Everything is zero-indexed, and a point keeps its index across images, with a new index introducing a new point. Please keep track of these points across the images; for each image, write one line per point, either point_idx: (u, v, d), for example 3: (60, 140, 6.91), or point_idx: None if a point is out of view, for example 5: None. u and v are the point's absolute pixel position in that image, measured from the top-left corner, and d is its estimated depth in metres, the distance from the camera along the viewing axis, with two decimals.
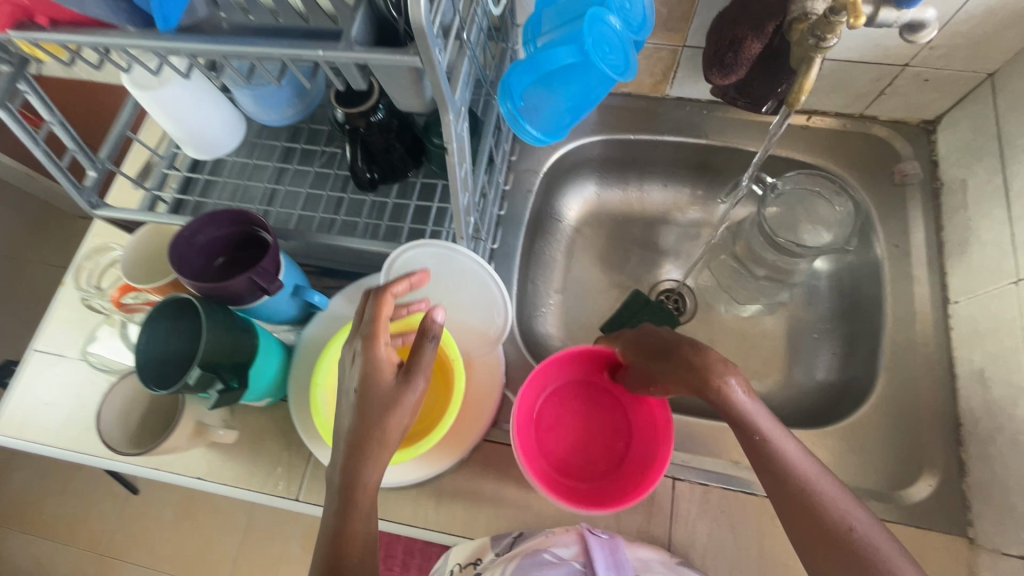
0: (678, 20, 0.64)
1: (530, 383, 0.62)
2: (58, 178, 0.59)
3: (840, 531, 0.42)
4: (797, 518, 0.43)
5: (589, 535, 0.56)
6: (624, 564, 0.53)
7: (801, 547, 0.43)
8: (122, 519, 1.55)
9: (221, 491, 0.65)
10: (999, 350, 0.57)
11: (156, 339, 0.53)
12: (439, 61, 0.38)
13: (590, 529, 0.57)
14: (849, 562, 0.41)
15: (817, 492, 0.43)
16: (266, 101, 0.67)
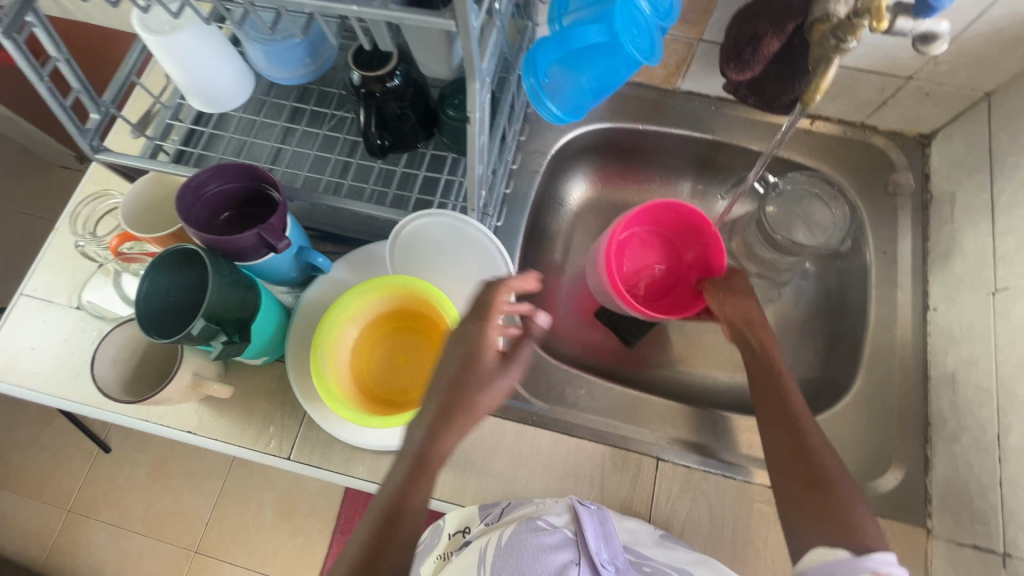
0: (698, 13, 0.65)
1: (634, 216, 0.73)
2: (61, 117, 0.58)
3: (831, 487, 0.51)
4: (797, 468, 0.53)
5: (578, 505, 0.57)
6: (612, 534, 0.55)
7: (791, 500, 0.52)
8: (91, 475, 1.54)
9: (211, 446, 0.65)
10: (971, 356, 0.60)
11: (157, 287, 0.53)
12: (472, 27, 0.38)
13: (579, 500, 0.58)
14: (822, 514, 0.50)
15: (821, 455, 0.53)
16: (279, 58, 0.66)
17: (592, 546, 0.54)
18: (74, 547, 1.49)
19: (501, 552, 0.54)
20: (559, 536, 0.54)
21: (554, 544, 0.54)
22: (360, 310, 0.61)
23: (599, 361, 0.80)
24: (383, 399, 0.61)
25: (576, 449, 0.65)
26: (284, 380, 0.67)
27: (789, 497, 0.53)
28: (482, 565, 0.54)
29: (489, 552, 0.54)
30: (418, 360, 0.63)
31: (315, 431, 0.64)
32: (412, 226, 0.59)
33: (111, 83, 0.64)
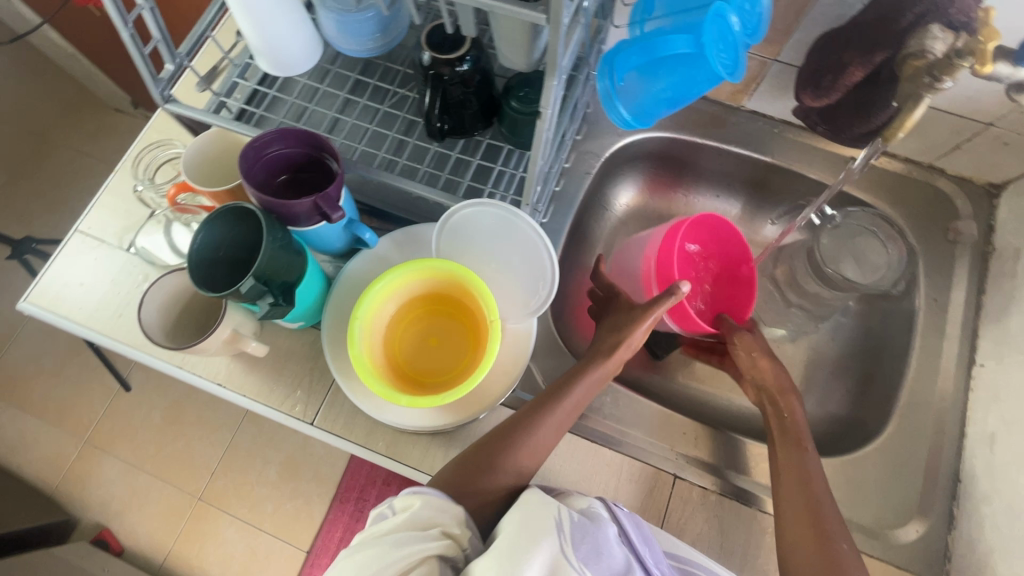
0: (778, 32, 0.63)
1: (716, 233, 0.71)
2: (138, 64, 0.60)
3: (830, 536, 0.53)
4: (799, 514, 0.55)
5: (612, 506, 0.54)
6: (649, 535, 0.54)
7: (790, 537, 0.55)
8: (110, 411, 1.59)
9: (239, 401, 0.67)
10: (1016, 419, 0.58)
11: (210, 241, 0.54)
12: (562, 24, 0.38)
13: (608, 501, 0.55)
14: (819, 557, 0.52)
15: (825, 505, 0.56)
16: (350, 29, 0.67)
17: (641, 550, 0.51)
18: (86, 476, 1.55)
19: (578, 527, 0.49)
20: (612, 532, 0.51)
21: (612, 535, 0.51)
22: (400, 287, 0.61)
23: (624, 370, 0.79)
24: (412, 379, 0.61)
25: (594, 455, 0.64)
26: (316, 347, 0.68)
27: (792, 543, 0.54)
28: (560, 535, 0.48)
29: (567, 525, 0.49)
30: (450, 344, 0.63)
31: (340, 401, 0.65)
32: (463, 213, 0.59)
33: (187, 35, 0.65)
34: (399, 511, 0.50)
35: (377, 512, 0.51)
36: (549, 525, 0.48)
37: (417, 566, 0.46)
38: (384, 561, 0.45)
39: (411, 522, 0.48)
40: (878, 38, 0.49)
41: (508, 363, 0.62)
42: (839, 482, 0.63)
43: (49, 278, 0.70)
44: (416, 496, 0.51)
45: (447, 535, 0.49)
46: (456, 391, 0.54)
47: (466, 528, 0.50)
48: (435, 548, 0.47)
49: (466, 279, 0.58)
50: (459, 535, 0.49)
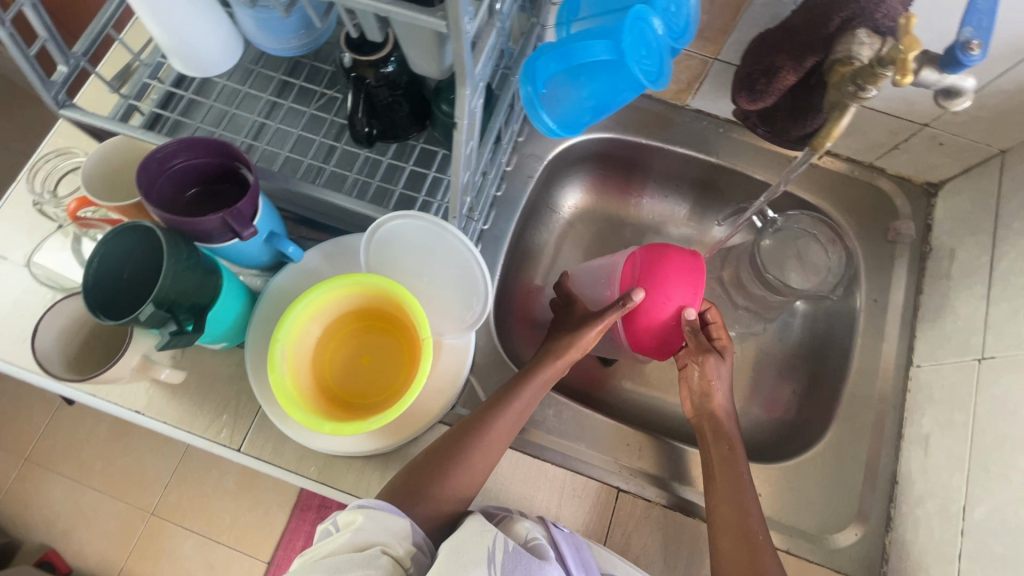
0: (716, 31, 0.61)
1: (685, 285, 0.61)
2: (22, 66, 0.54)
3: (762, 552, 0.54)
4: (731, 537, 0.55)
5: (555, 528, 0.53)
6: (589, 560, 0.52)
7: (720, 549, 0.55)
8: (51, 426, 1.50)
9: (159, 429, 0.62)
10: (948, 421, 0.59)
11: (108, 262, 0.49)
12: (466, 30, 0.35)
13: (554, 523, 0.54)
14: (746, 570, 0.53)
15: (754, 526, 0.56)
16: (271, 26, 0.62)
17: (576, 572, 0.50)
18: (26, 496, 1.46)
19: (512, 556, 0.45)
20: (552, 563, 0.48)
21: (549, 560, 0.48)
22: (328, 304, 0.57)
23: (572, 377, 0.77)
24: (342, 401, 0.58)
25: (537, 471, 0.63)
26: (242, 369, 0.64)
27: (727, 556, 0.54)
28: (491, 567, 0.44)
29: (499, 555, 0.45)
30: (383, 363, 0.60)
31: (268, 425, 0.62)
32: (391, 226, 0.56)
33: (84, 33, 0.60)
34: (341, 530, 0.46)
35: (321, 532, 0.48)
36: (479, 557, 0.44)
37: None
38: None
39: (351, 545, 0.44)
40: (806, 43, 0.47)
41: (444, 380, 0.59)
42: (782, 489, 0.63)
43: None
44: (360, 511, 0.47)
45: (392, 553, 0.45)
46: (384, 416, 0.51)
47: (410, 547, 0.47)
48: (378, 565, 0.43)
49: (397, 294, 0.55)
50: (404, 555, 0.46)
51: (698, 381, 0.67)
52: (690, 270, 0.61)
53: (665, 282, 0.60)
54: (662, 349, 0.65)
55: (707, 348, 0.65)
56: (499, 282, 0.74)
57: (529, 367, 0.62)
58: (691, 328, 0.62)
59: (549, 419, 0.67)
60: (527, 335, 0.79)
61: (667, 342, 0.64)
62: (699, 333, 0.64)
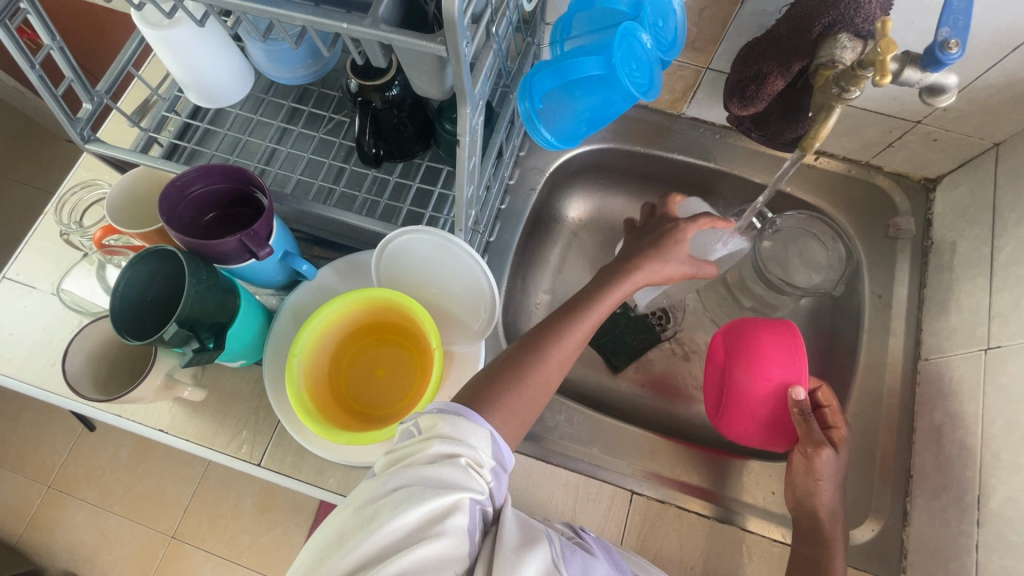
0: (706, 42, 0.64)
1: (781, 363, 0.57)
2: (51, 106, 0.57)
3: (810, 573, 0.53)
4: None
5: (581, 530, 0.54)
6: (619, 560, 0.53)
7: None
8: (74, 453, 1.53)
9: (182, 447, 0.64)
10: (958, 412, 0.59)
11: (134, 286, 0.52)
12: (464, 53, 0.37)
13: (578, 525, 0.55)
14: None
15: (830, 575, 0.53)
16: (280, 58, 0.66)
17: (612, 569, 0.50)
18: (52, 523, 1.49)
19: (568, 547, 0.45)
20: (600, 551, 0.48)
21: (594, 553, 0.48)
22: (342, 318, 0.59)
23: (582, 384, 0.79)
24: (361, 412, 0.60)
25: (550, 476, 0.63)
26: (260, 385, 0.66)
27: None
28: (553, 548, 0.43)
29: (557, 541, 0.44)
30: (397, 374, 0.62)
31: (287, 439, 0.63)
32: (399, 241, 0.58)
33: (107, 72, 0.63)
34: (424, 434, 0.43)
35: (403, 430, 0.45)
36: (540, 536, 0.44)
37: (453, 506, 0.39)
38: (420, 501, 0.38)
39: (439, 454, 0.42)
40: (792, 49, 0.49)
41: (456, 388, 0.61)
42: None
43: None
44: (441, 415, 0.44)
45: (478, 469, 0.43)
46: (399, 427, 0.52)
47: (494, 460, 0.44)
48: (471, 484, 0.41)
49: (405, 306, 0.57)
50: (489, 468, 0.43)
51: (802, 473, 0.58)
52: (790, 347, 0.57)
53: (763, 359, 0.57)
54: (774, 438, 0.60)
55: (821, 440, 0.57)
56: (507, 292, 0.76)
57: (568, 309, 0.58)
58: (799, 411, 0.57)
59: (560, 425, 0.68)
60: None
61: (775, 425, 0.59)
62: (811, 421, 0.57)
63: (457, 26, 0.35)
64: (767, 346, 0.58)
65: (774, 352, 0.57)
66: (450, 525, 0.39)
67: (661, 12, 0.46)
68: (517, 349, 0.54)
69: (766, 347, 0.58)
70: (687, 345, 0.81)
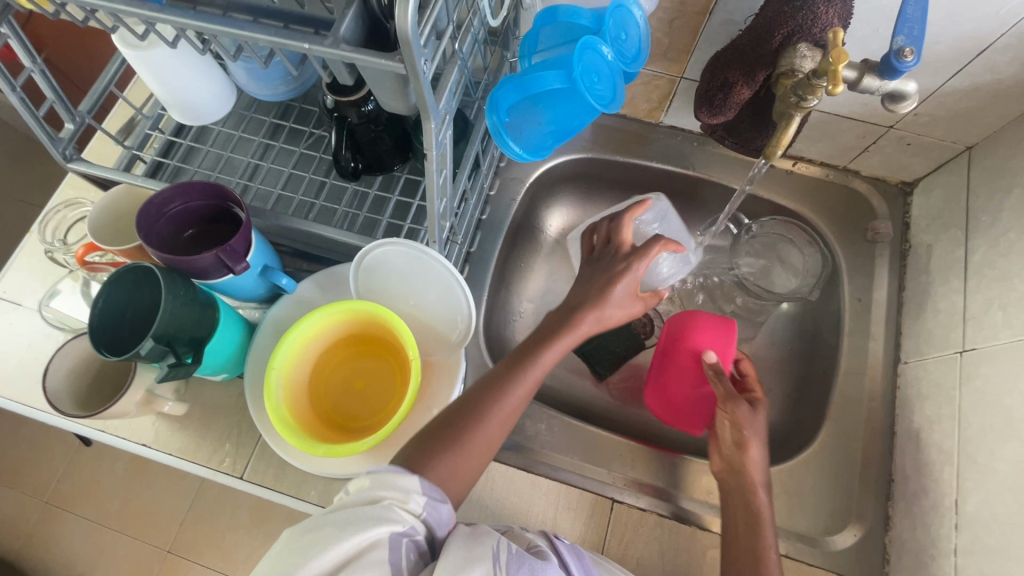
0: (678, 52, 0.65)
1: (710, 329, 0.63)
2: (33, 127, 0.58)
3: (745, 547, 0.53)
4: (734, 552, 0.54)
5: (555, 538, 0.54)
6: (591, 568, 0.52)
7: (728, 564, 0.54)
8: (69, 468, 1.54)
9: (165, 461, 0.65)
10: (936, 415, 0.59)
11: (113, 302, 0.53)
12: (423, 70, 0.38)
13: (553, 533, 0.55)
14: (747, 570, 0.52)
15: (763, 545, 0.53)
16: (260, 76, 0.68)
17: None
18: (47, 539, 1.49)
19: (517, 557, 0.44)
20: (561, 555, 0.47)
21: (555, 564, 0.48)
22: (318, 334, 0.60)
23: (566, 392, 0.79)
24: (339, 425, 0.60)
25: (531, 485, 0.64)
26: (242, 399, 0.66)
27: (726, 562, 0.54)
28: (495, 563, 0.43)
29: (505, 554, 0.44)
30: (376, 387, 0.62)
31: (269, 452, 0.64)
32: (375, 253, 0.59)
33: (89, 93, 0.64)
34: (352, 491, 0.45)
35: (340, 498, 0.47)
36: (483, 553, 0.43)
37: (372, 544, 0.39)
38: (332, 541, 0.39)
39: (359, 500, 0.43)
40: (755, 59, 0.50)
41: (435, 399, 0.61)
42: (776, 493, 0.63)
43: None
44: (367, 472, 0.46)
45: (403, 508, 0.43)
46: (373, 437, 0.52)
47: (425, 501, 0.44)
48: (391, 520, 0.41)
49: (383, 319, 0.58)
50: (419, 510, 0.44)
51: (732, 432, 0.59)
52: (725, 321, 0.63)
53: (698, 331, 0.63)
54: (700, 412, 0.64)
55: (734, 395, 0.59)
56: (489, 302, 0.76)
57: (532, 345, 0.57)
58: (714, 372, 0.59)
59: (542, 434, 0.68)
60: None
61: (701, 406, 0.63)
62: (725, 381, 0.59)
63: (411, 44, 0.35)
64: (702, 319, 0.64)
65: (707, 321, 0.63)
66: (367, 562, 0.39)
67: (623, 24, 0.47)
68: (464, 400, 0.53)
69: (703, 321, 0.64)
70: None
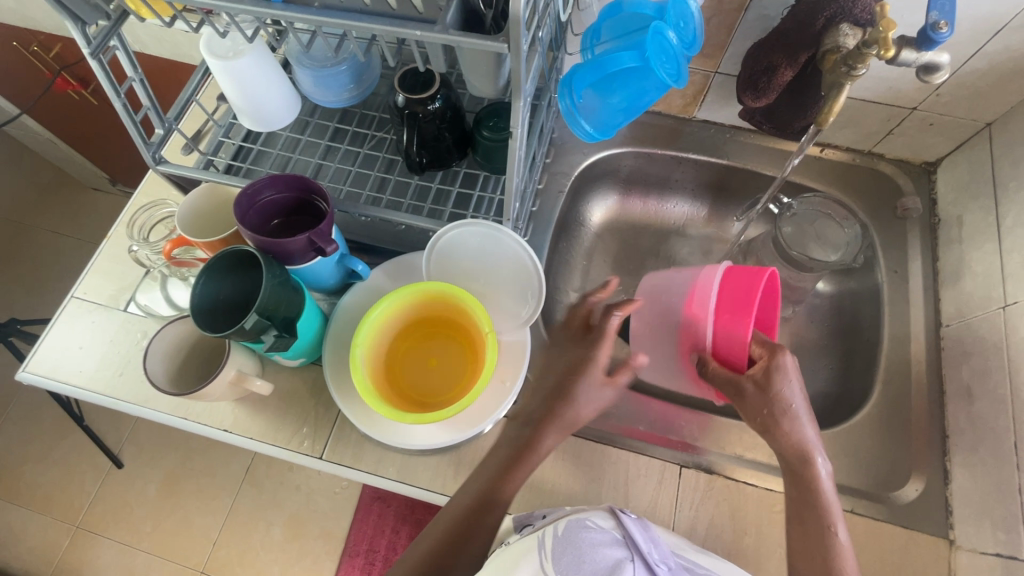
0: (714, 47, 0.71)
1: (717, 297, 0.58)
2: (130, 130, 0.63)
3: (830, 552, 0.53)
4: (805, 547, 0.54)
5: (621, 513, 0.55)
6: (657, 540, 0.53)
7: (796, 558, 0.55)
8: (101, 491, 1.53)
9: (245, 446, 0.67)
10: (984, 369, 0.62)
11: (211, 286, 0.56)
12: (522, 51, 0.43)
13: (619, 508, 0.56)
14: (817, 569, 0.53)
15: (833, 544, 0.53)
16: (326, 82, 0.73)
17: (642, 546, 0.52)
18: (78, 564, 1.48)
19: (560, 541, 0.52)
20: (609, 534, 0.53)
21: (609, 541, 0.52)
22: (397, 312, 0.63)
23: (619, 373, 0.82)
24: (418, 401, 0.63)
25: (600, 454, 0.66)
26: (318, 383, 0.69)
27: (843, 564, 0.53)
28: (541, 554, 0.51)
29: (548, 542, 0.52)
30: (449, 362, 0.65)
31: (347, 432, 0.67)
32: (448, 237, 0.63)
33: (174, 103, 0.70)
34: None
35: None
36: (529, 548, 0.53)
37: None
38: None
39: None
40: (799, 41, 0.55)
41: (506, 373, 0.64)
42: (837, 452, 0.66)
43: (47, 346, 0.71)
44: None
45: None
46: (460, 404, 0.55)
47: None
48: None
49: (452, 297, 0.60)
50: None
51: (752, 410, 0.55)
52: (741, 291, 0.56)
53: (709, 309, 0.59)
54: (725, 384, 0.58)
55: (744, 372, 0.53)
56: None
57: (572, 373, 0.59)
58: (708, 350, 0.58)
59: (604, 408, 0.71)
60: None
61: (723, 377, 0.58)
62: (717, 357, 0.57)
63: (521, 22, 0.40)
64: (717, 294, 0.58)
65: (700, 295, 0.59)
66: None
67: (683, 13, 0.52)
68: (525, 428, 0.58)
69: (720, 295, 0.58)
70: None
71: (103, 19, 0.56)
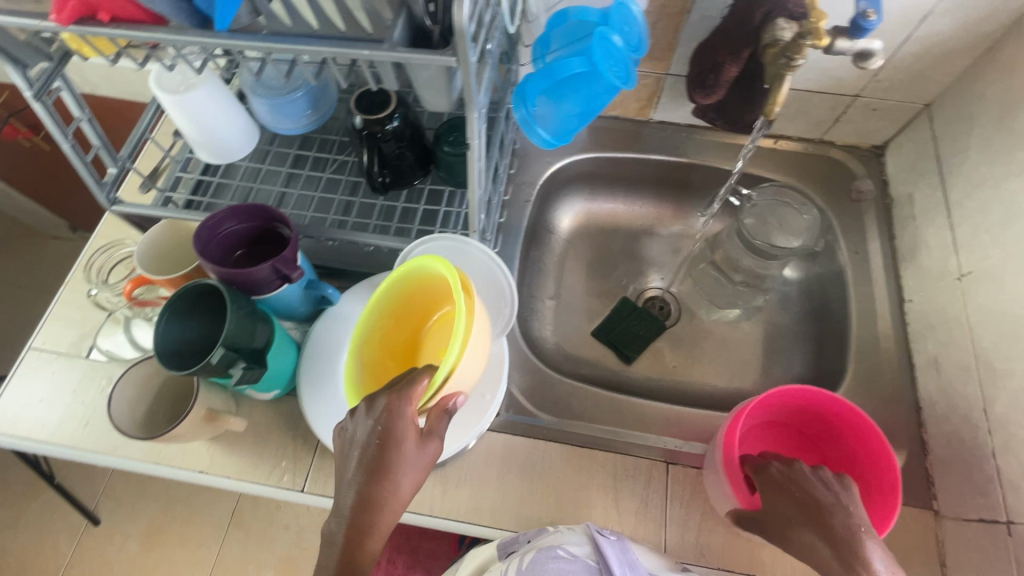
0: (663, 50, 0.73)
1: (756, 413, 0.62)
2: (81, 172, 0.62)
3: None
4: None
5: (599, 536, 0.55)
6: (635, 563, 0.54)
7: None
8: (78, 553, 1.46)
9: (223, 486, 0.65)
10: (948, 339, 0.64)
11: (173, 324, 0.54)
12: (471, 62, 0.44)
13: (597, 529, 0.57)
14: None
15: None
16: (284, 110, 0.72)
17: (617, 570, 0.53)
18: None
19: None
20: (582, 564, 0.53)
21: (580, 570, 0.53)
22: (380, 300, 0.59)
23: (601, 376, 0.82)
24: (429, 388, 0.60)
25: (588, 459, 0.66)
26: (295, 414, 0.68)
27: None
28: None
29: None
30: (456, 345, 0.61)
31: (328, 462, 0.65)
32: (416, 253, 0.63)
33: (127, 141, 0.68)
34: None
35: None
36: None
37: None
38: None
39: None
40: (740, 38, 0.57)
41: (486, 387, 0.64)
42: None
43: (4, 402, 0.67)
44: None
45: None
46: (412, 400, 0.47)
47: None
48: None
49: (405, 274, 0.56)
50: None
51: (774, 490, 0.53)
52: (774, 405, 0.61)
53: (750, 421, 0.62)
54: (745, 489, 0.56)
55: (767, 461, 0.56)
56: None
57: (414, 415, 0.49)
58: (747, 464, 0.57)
59: (588, 411, 0.71)
60: (550, 345, 0.83)
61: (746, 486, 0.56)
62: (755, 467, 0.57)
63: (466, 35, 0.41)
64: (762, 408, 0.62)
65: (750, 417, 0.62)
66: None
67: (627, 18, 0.53)
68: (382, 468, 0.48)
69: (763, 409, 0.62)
70: (692, 328, 0.86)
71: (46, 60, 0.55)
